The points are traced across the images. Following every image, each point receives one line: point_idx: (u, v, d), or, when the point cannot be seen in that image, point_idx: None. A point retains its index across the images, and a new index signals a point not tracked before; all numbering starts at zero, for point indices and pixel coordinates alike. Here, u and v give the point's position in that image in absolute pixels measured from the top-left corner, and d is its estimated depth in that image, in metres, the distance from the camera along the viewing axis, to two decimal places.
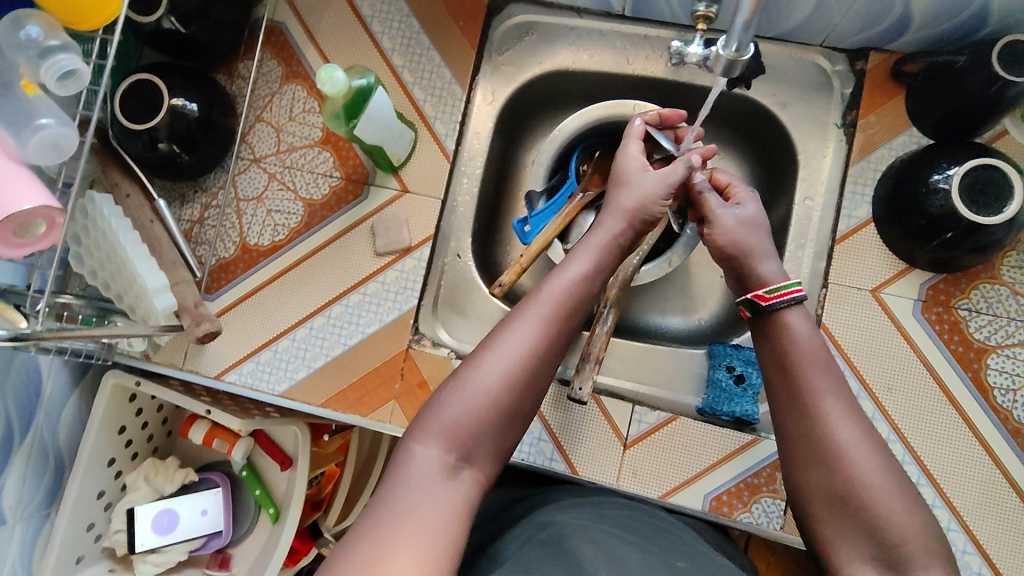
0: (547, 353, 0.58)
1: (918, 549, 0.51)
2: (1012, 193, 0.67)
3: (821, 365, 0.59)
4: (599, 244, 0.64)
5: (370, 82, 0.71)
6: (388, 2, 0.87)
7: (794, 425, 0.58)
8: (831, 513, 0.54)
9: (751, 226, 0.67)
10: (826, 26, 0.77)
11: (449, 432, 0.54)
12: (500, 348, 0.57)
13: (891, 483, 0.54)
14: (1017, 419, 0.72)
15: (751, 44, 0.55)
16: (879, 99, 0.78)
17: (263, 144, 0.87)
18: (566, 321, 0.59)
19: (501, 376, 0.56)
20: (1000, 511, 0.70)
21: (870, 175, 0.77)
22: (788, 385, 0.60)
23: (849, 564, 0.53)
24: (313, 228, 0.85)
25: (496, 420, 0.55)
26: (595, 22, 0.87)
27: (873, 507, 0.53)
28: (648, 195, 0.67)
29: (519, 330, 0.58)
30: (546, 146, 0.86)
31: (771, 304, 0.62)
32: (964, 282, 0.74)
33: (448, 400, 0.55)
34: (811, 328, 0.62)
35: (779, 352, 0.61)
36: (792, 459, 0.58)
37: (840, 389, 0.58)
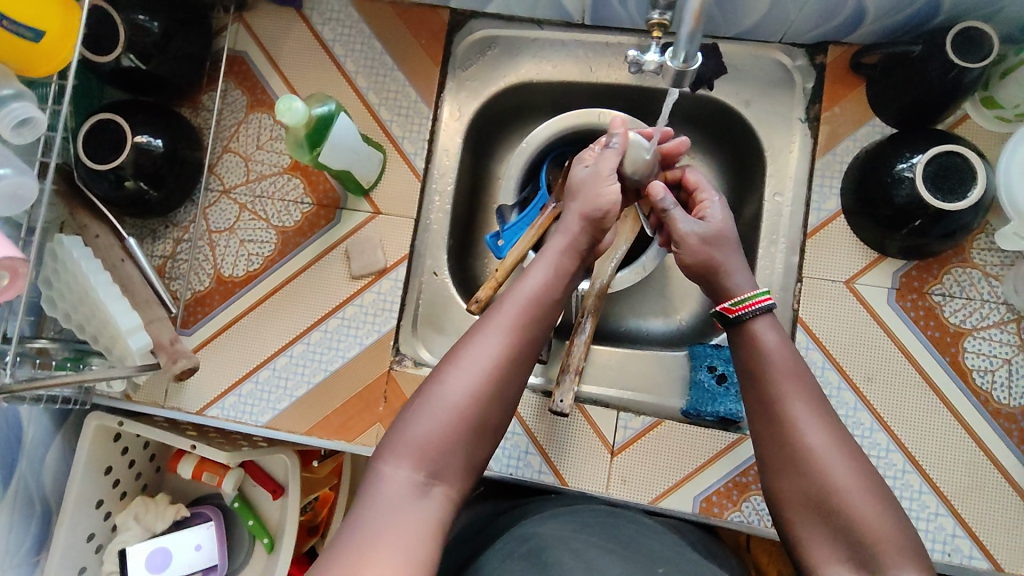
0: (513, 362, 0.58)
1: (892, 548, 0.51)
2: (975, 176, 0.67)
3: (791, 371, 0.60)
4: (557, 251, 0.66)
5: (331, 109, 0.71)
6: (348, 25, 0.87)
7: (767, 431, 0.58)
8: (806, 517, 0.55)
9: (716, 235, 0.69)
10: (783, 23, 0.77)
11: (418, 450, 0.54)
12: (465, 361, 0.57)
13: (864, 484, 0.54)
14: (997, 400, 0.72)
15: (699, 53, 0.55)
16: (840, 91, 0.79)
17: (232, 175, 0.86)
18: (529, 329, 0.60)
19: (468, 389, 0.56)
20: (987, 494, 0.71)
21: (837, 168, 0.78)
22: (760, 393, 0.60)
23: (825, 567, 0.53)
24: (288, 255, 0.84)
25: (465, 434, 0.55)
26: (556, 32, 0.87)
27: (845, 510, 0.53)
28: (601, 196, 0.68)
29: (483, 341, 0.58)
30: (515, 159, 0.87)
31: (737, 317, 0.63)
32: (935, 267, 0.75)
33: (415, 417, 0.55)
34: (780, 336, 0.62)
35: (749, 361, 0.62)
36: (767, 464, 0.58)
37: (811, 394, 0.59)
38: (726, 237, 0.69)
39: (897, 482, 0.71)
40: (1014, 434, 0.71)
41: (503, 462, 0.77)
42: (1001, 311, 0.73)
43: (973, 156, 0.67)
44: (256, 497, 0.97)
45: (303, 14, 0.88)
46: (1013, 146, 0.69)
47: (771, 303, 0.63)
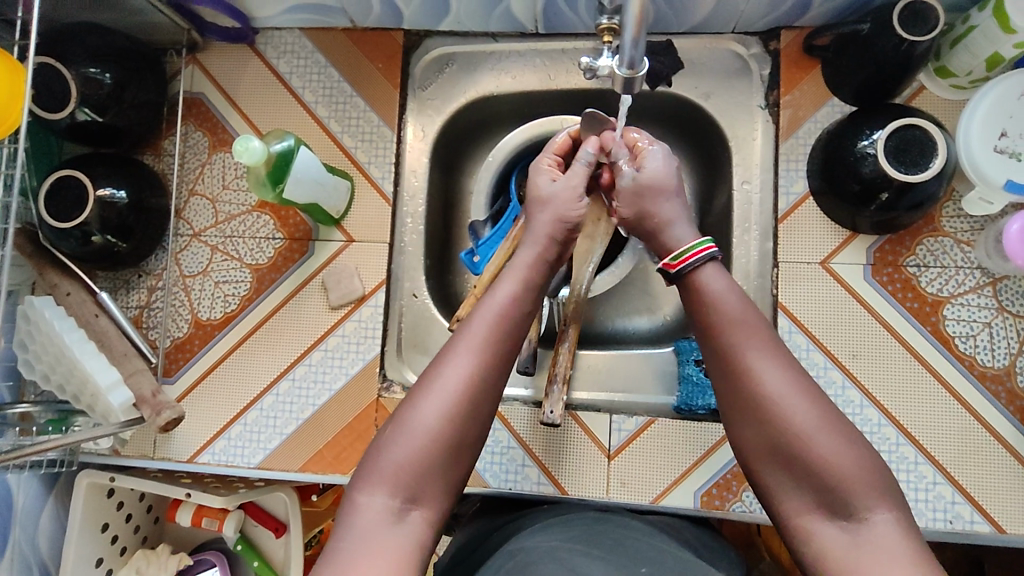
0: (484, 380, 0.56)
1: (862, 490, 0.50)
2: (936, 147, 0.68)
3: (741, 318, 0.57)
4: (525, 263, 0.63)
5: (290, 143, 0.71)
6: (303, 56, 0.87)
7: (726, 387, 0.56)
8: (772, 467, 0.54)
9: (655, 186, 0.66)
10: (734, 14, 0.77)
11: (392, 476, 0.53)
12: (437, 387, 0.55)
13: (828, 426, 0.52)
14: (982, 364, 0.72)
15: (645, 58, 0.55)
16: (796, 75, 0.79)
17: (200, 218, 0.86)
18: (499, 345, 0.58)
19: (440, 413, 0.55)
20: (982, 457, 0.71)
21: (801, 151, 0.79)
22: (713, 343, 0.57)
23: (796, 514, 0.52)
24: (265, 292, 0.83)
25: (440, 458, 0.54)
26: (512, 44, 0.87)
27: (812, 457, 0.51)
28: (566, 207, 0.66)
29: (454, 365, 0.56)
30: (482, 173, 0.87)
31: (679, 271, 0.60)
32: (908, 239, 0.75)
33: (386, 443, 0.55)
34: (729, 281, 0.59)
35: (697, 309, 0.59)
36: (729, 420, 0.56)
37: (764, 338, 0.56)
38: (666, 183, 0.66)
39: (892, 455, 0.72)
40: (1002, 395, 0.72)
41: (501, 477, 0.76)
42: (976, 276, 0.74)
43: (933, 128, 0.68)
44: (258, 537, 0.95)
45: (257, 49, 0.88)
46: (970, 113, 0.70)
47: (715, 252, 0.60)
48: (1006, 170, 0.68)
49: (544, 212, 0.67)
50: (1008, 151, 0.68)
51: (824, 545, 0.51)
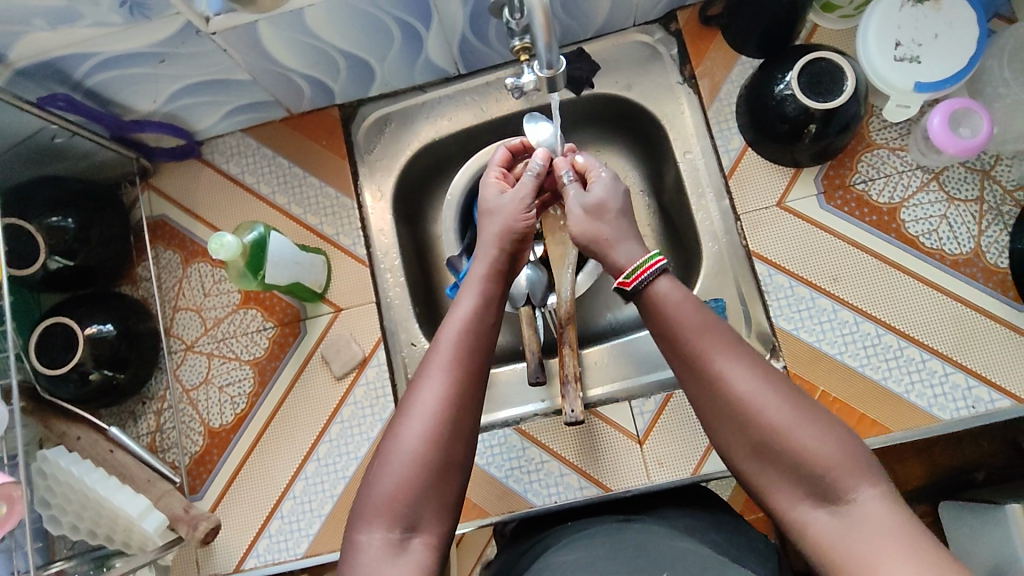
0: (458, 405, 0.55)
1: (844, 473, 0.49)
2: (844, 72, 0.74)
3: (703, 327, 0.54)
4: (479, 276, 0.63)
5: (263, 231, 0.72)
6: (251, 153, 0.91)
7: (699, 394, 0.54)
8: (755, 464, 0.52)
9: (597, 211, 0.63)
10: (630, 8, 0.84)
11: (387, 509, 0.52)
12: (413, 412, 0.55)
13: (804, 417, 0.51)
14: (951, 253, 0.76)
15: (561, 57, 0.59)
16: (702, 46, 0.86)
17: (190, 331, 0.87)
18: (468, 368, 0.57)
19: (422, 436, 0.54)
20: (981, 340, 0.74)
21: (727, 111, 0.85)
22: (680, 355, 0.55)
23: (787, 509, 0.51)
24: (268, 383, 0.84)
25: (429, 486, 0.53)
26: (440, 90, 0.92)
27: (792, 451, 0.50)
28: (511, 215, 0.66)
29: (428, 386, 0.56)
30: (445, 213, 0.87)
31: (635, 288, 0.56)
32: (848, 161, 0.80)
33: (374, 476, 0.54)
34: (686, 292, 0.56)
35: (660, 326, 0.56)
36: (709, 422, 0.55)
37: (730, 342, 0.54)
38: (609, 207, 0.63)
39: (898, 360, 0.74)
40: (979, 275, 0.75)
41: (544, 493, 0.78)
42: (919, 175, 0.78)
43: (838, 58, 0.74)
44: None
45: (205, 159, 0.92)
46: (868, 27, 0.75)
47: (664, 262, 0.57)
48: (912, 74, 0.73)
49: (495, 222, 0.67)
50: (908, 57, 0.73)
51: (818, 534, 0.49)
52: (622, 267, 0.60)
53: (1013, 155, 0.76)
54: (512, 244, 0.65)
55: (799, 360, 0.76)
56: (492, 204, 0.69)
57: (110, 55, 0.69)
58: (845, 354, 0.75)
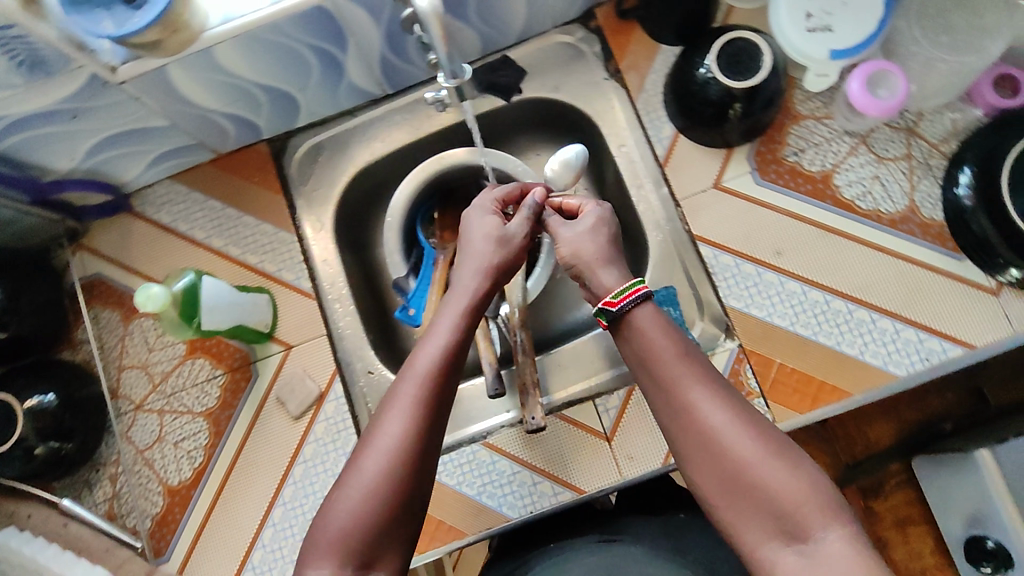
0: (423, 440, 0.54)
1: (811, 511, 0.49)
2: (760, 49, 0.74)
3: (680, 356, 0.56)
4: (457, 306, 0.62)
5: (193, 279, 0.69)
6: (182, 200, 0.89)
7: (673, 420, 0.55)
8: (723, 497, 0.52)
9: (592, 235, 0.66)
10: (547, 10, 0.83)
11: (340, 545, 0.50)
12: (375, 443, 0.53)
13: (773, 451, 0.51)
14: (887, 213, 0.77)
15: (462, 64, 0.61)
16: (624, 40, 0.86)
17: (138, 389, 0.84)
18: (437, 403, 0.55)
19: (384, 470, 0.52)
20: (925, 293, 0.75)
21: (656, 100, 0.84)
22: (655, 385, 0.57)
23: (753, 548, 0.50)
24: (225, 433, 0.82)
25: (390, 520, 0.52)
26: (368, 113, 0.90)
27: (758, 485, 0.50)
28: (500, 243, 0.66)
29: (391, 419, 0.54)
30: (387, 234, 0.83)
31: (619, 309, 0.59)
32: (777, 135, 0.80)
33: (331, 507, 0.52)
34: (665, 324, 0.59)
35: (638, 354, 0.58)
36: (679, 452, 0.55)
37: (705, 372, 0.55)
38: (600, 233, 0.66)
39: (850, 322, 0.75)
40: (917, 230, 0.76)
41: (519, 505, 0.76)
42: (847, 140, 0.79)
43: (752, 36, 0.75)
44: None
45: (136, 212, 0.89)
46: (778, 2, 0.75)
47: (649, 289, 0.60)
48: (825, 42, 0.73)
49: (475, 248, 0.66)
50: (820, 27, 0.74)
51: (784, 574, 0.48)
52: (604, 287, 0.62)
53: (935, 110, 0.78)
54: (496, 273, 0.65)
55: (753, 336, 0.77)
56: (478, 230, 0.68)
57: (16, 116, 0.67)
58: (798, 324, 0.76)
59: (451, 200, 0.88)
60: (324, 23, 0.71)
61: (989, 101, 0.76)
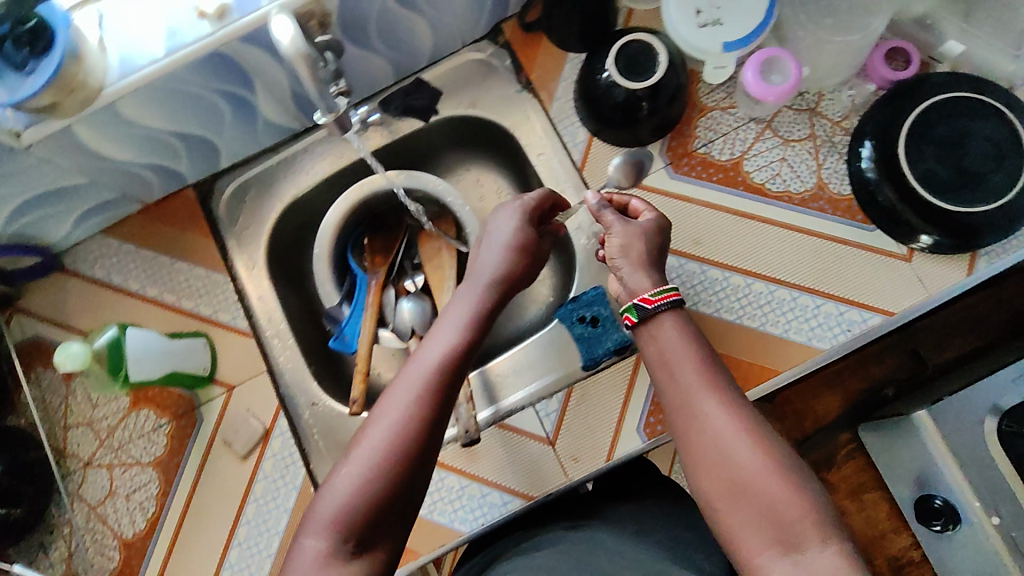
0: (426, 426, 0.57)
1: (810, 526, 0.51)
2: (655, 49, 0.77)
3: (699, 366, 0.60)
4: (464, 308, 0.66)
5: (117, 333, 0.77)
6: (113, 253, 0.88)
7: (686, 424, 0.58)
8: (726, 501, 0.54)
9: (643, 239, 0.68)
10: (453, 31, 0.84)
11: (337, 515, 0.53)
12: (379, 423, 0.57)
13: (775, 463, 0.54)
14: (797, 192, 0.79)
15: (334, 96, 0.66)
16: (532, 52, 0.87)
17: (86, 446, 0.84)
18: (443, 394, 0.59)
19: (387, 446, 0.55)
20: (841, 266, 0.77)
21: (568, 107, 0.85)
22: (673, 393, 0.60)
23: (749, 555, 0.52)
24: (174, 480, 0.82)
25: (389, 499, 0.55)
26: (291, 147, 0.90)
27: (757, 492, 0.53)
28: (511, 247, 0.70)
29: (397, 402, 0.58)
30: (316, 265, 0.83)
31: (653, 308, 0.62)
32: (686, 128, 0.82)
33: (329, 489, 0.55)
34: (683, 334, 0.62)
35: (653, 358, 0.62)
36: (688, 453, 0.58)
37: (720, 385, 0.59)
38: (651, 239, 0.68)
39: (772, 302, 0.77)
40: (827, 206, 0.78)
41: (470, 518, 0.77)
42: (753, 126, 0.81)
43: (646, 37, 0.77)
44: None
45: (69, 269, 0.89)
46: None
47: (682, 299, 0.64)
48: (716, 36, 0.75)
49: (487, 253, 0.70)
50: (710, 21, 0.75)
51: None
52: (640, 285, 0.65)
53: (833, 88, 0.80)
54: (508, 279, 0.69)
55: None
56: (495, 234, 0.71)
57: None
58: (722, 310, 0.77)
59: (380, 224, 0.88)
60: (225, 68, 0.71)
61: (883, 74, 0.78)
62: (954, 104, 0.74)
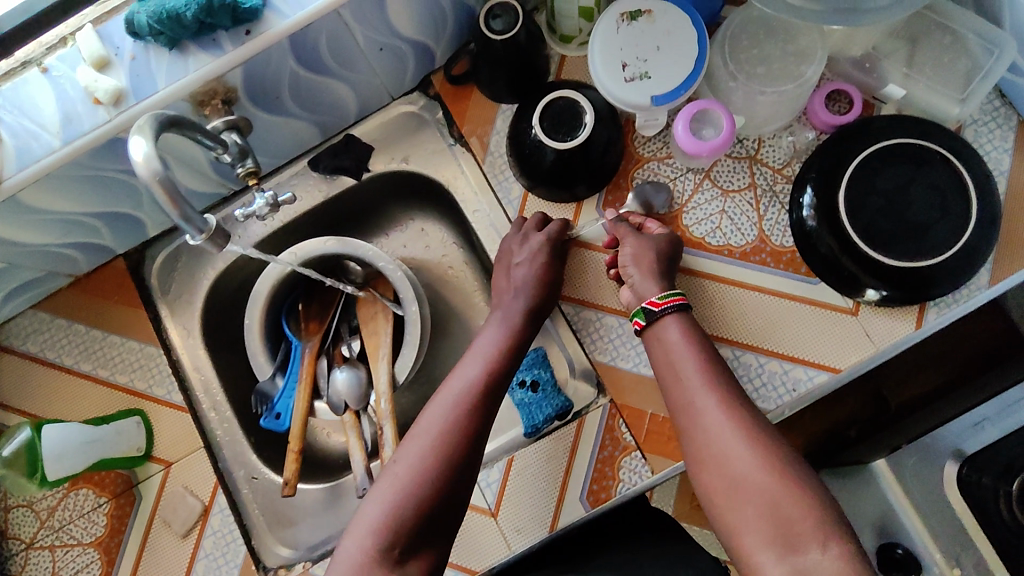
0: (456, 440, 0.63)
1: (809, 525, 0.53)
2: (581, 106, 0.73)
3: (701, 370, 0.64)
4: (487, 344, 0.71)
5: (30, 434, 0.74)
6: (47, 327, 0.87)
7: (690, 428, 0.62)
8: (731, 501, 0.57)
9: (654, 246, 0.73)
10: (378, 88, 0.81)
11: (376, 525, 0.58)
12: (416, 436, 0.63)
13: (774, 463, 0.57)
14: (738, 245, 0.76)
15: (208, 218, 0.52)
16: (462, 105, 0.84)
17: (26, 528, 0.82)
18: (472, 416, 0.65)
19: (420, 460, 0.61)
20: (785, 321, 0.74)
21: (501, 163, 0.82)
22: (678, 397, 0.64)
23: (751, 554, 0.55)
24: (117, 559, 0.81)
25: (423, 510, 0.59)
26: (220, 210, 0.86)
27: (756, 493, 0.56)
28: (532, 279, 0.74)
29: (430, 420, 0.64)
30: (247, 337, 0.81)
31: (660, 309, 0.68)
32: (623, 181, 0.79)
33: (371, 502, 0.60)
34: (682, 334, 0.67)
35: (660, 359, 0.67)
36: (692, 454, 0.61)
37: (724, 388, 0.63)
38: (660, 248, 0.73)
39: None
40: (769, 259, 0.75)
41: None
42: (692, 177, 0.78)
43: (571, 94, 0.73)
44: None
45: (3, 346, 0.87)
46: (592, 53, 0.73)
47: (685, 302, 0.69)
48: (645, 89, 0.71)
49: (512, 286, 0.75)
50: (637, 75, 0.72)
51: None
52: (647, 290, 0.71)
53: (773, 135, 0.77)
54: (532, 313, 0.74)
55: (620, 390, 0.76)
56: (519, 262, 0.76)
57: None
58: None
59: (313, 289, 0.85)
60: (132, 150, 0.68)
61: (824, 119, 0.74)
62: (898, 150, 0.71)
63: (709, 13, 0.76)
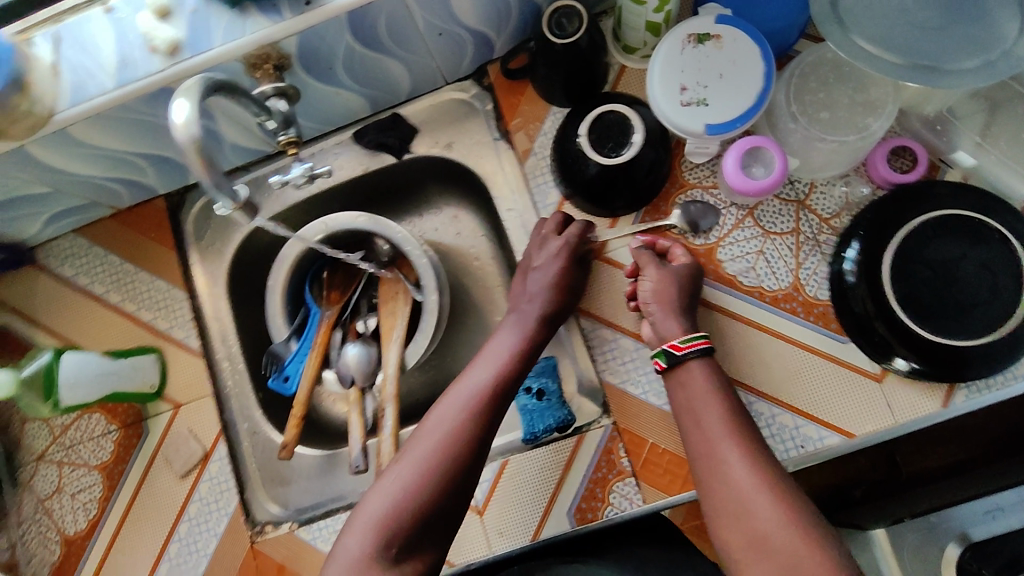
0: (460, 446, 0.63)
1: None
2: (632, 124, 0.71)
3: (725, 417, 0.63)
4: (499, 349, 0.71)
5: (51, 359, 0.77)
6: (84, 253, 0.90)
7: (710, 474, 0.61)
8: (750, 556, 0.56)
9: (678, 281, 0.71)
10: (432, 71, 0.80)
11: (378, 522, 0.59)
12: (420, 437, 0.63)
13: (795, 521, 0.56)
14: (770, 289, 0.74)
15: (236, 188, 0.55)
16: (514, 100, 0.82)
17: (40, 440, 0.86)
18: (474, 422, 0.64)
19: (423, 463, 0.61)
20: (805, 375, 0.71)
21: (543, 165, 0.81)
22: (699, 441, 0.63)
23: None
24: (117, 486, 0.84)
25: (424, 513, 0.60)
26: (262, 168, 0.88)
27: (776, 551, 0.55)
28: (551, 284, 0.73)
29: (436, 422, 0.64)
30: (268, 297, 0.82)
31: (683, 353, 0.67)
32: (663, 205, 0.77)
33: (375, 495, 0.61)
34: (710, 379, 0.66)
35: (684, 400, 0.66)
36: (711, 502, 0.60)
37: (747, 438, 0.62)
38: (682, 283, 0.71)
39: None
40: (800, 309, 0.73)
41: None
42: (734, 212, 0.75)
43: (624, 109, 0.71)
44: None
45: (41, 264, 0.90)
46: (652, 71, 0.71)
47: (708, 345, 0.68)
48: (701, 117, 0.69)
49: (532, 290, 0.74)
50: (695, 100, 0.69)
51: None
52: (672, 330, 0.69)
53: (826, 182, 0.74)
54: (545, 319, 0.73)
55: (625, 414, 0.75)
56: (540, 265, 0.75)
57: None
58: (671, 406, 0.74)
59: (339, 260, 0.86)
60: None
61: (884, 175, 0.72)
62: (956, 221, 0.68)
63: (779, 45, 0.73)
